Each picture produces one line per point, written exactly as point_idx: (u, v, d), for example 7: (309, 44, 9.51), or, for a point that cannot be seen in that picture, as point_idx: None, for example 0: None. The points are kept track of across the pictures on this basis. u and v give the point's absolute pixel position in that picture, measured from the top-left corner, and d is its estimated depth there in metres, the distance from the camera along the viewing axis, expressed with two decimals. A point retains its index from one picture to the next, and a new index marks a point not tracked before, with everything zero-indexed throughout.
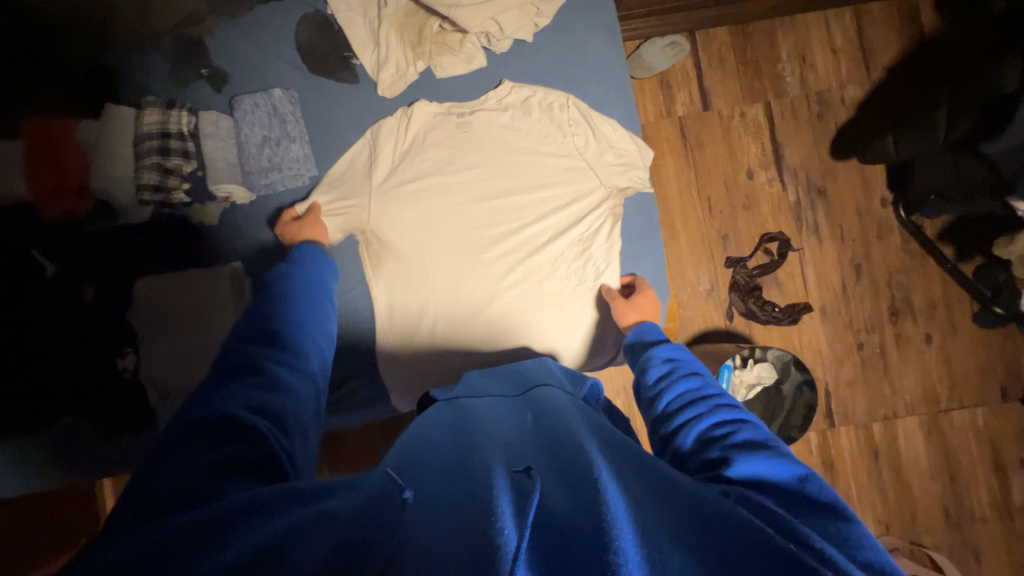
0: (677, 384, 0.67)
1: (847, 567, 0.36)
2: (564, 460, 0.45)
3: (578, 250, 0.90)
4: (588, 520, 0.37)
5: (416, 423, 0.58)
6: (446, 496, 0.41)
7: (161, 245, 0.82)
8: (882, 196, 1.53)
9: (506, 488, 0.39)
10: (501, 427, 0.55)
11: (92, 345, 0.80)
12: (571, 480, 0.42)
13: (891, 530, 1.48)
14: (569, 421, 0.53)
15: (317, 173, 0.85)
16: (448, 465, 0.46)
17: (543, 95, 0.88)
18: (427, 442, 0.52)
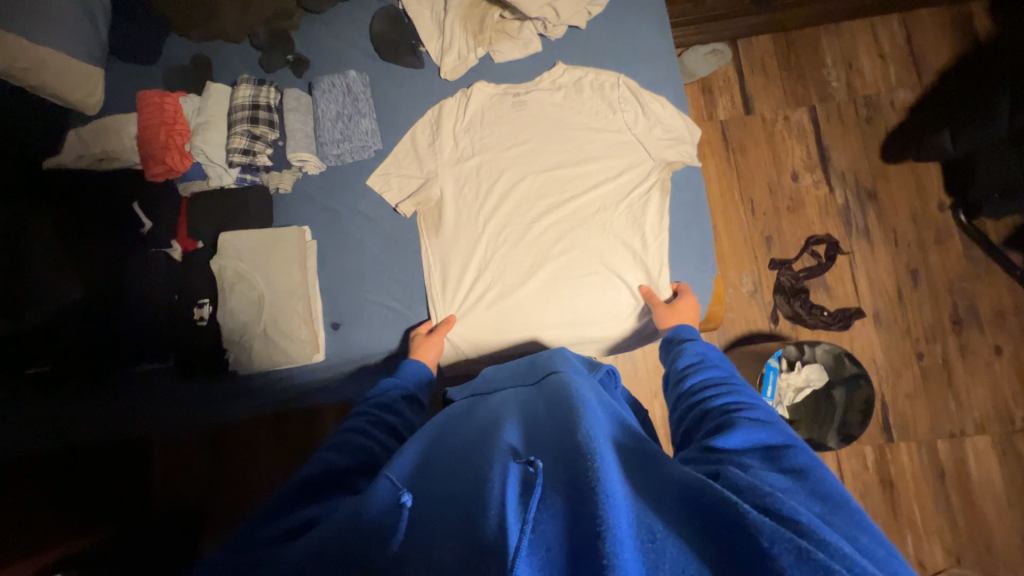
0: (705, 373, 0.71)
1: (829, 543, 0.38)
2: (562, 441, 0.50)
3: (630, 223, 0.92)
4: (579, 507, 0.41)
5: (450, 421, 0.65)
6: (466, 495, 0.47)
7: (241, 209, 0.90)
8: (939, 200, 1.48)
9: (515, 485, 0.45)
10: (517, 418, 0.59)
11: (176, 296, 0.90)
12: (570, 468, 0.46)
13: (963, 561, 1.34)
14: (572, 400, 0.57)
15: (382, 147, 0.92)
16: (468, 465, 0.52)
17: (595, 75, 0.93)
18: (457, 442, 0.58)
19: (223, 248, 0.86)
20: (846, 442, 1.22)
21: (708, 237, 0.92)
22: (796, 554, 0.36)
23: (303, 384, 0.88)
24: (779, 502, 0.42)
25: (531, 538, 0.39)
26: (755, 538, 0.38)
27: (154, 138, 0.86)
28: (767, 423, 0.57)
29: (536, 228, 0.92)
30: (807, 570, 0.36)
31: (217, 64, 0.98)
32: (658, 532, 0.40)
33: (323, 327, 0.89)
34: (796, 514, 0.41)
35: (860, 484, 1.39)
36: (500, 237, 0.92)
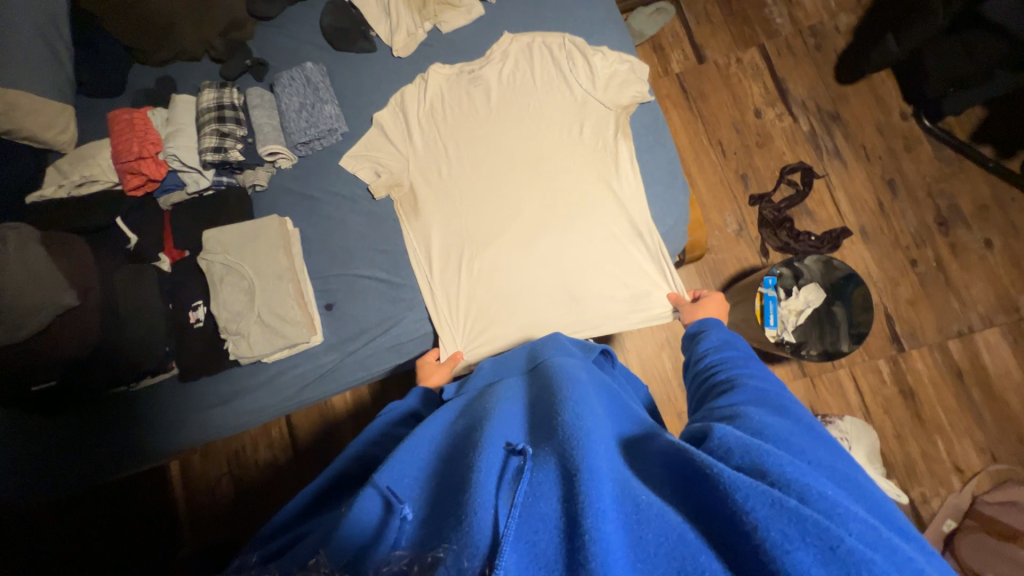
0: (722, 351, 0.71)
1: (811, 495, 0.40)
2: (549, 425, 0.51)
3: (605, 180, 0.93)
4: (565, 486, 0.42)
5: (453, 411, 0.66)
6: (456, 484, 0.47)
7: (219, 210, 0.92)
8: (901, 110, 1.51)
9: (508, 474, 0.46)
10: (518, 403, 0.60)
11: (173, 300, 0.92)
12: (562, 449, 0.46)
13: (998, 457, 1.32)
14: (560, 382, 0.58)
15: (348, 129, 0.95)
16: (460, 452, 0.52)
17: (542, 39, 0.97)
18: (454, 431, 0.58)
19: (208, 245, 0.88)
20: (859, 340, 1.22)
21: (674, 158, 0.94)
22: (771, 505, 0.39)
23: (305, 372, 0.90)
24: (763, 457, 0.44)
25: (518, 523, 0.41)
26: (732, 495, 0.40)
27: (128, 151, 0.88)
28: (774, 389, 0.58)
29: (517, 212, 0.92)
30: (783, 518, 0.38)
31: (181, 84, 1.02)
32: (644, 503, 0.42)
33: (318, 310, 0.91)
34: (770, 465, 0.43)
35: (880, 399, 1.38)
36: (486, 229, 0.92)
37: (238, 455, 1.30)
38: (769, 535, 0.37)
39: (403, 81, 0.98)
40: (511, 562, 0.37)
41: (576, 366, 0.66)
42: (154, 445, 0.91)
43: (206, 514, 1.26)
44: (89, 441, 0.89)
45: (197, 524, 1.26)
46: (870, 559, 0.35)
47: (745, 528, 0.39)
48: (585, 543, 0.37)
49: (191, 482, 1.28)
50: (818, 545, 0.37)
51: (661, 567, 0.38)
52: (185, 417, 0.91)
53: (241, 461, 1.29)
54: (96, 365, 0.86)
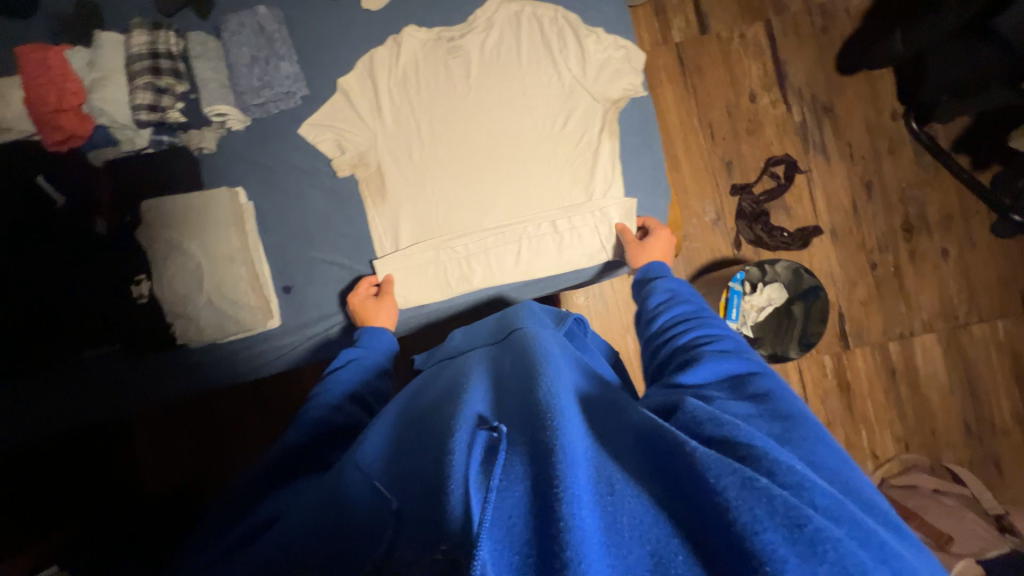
0: (674, 308, 0.74)
1: (780, 471, 0.42)
2: (524, 403, 0.53)
3: (580, 180, 0.89)
4: (539, 468, 0.44)
5: (431, 393, 0.68)
6: (433, 474, 0.49)
7: (162, 173, 0.84)
8: (893, 109, 1.48)
9: (481, 450, 0.48)
10: (491, 386, 0.61)
11: (110, 270, 0.85)
12: (535, 435, 0.47)
13: (910, 447, 1.48)
14: (532, 357, 0.60)
15: (308, 92, 0.85)
16: (436, 438, 0.53)
17: (532, 9, 0.88)
18: (434, 412, 0.60)
19: (147, 214, 0.80)
20: (807, 348, 1.30)
21: (659, 160, 0.91)
22: (740, 485, 0.40)
23: (262, 351, 0.87)
24: (737, 431, 0.47)
25: (494, 509, 0.42)
26: (705, 475, 0.42)
27: (43, 102, 0.77)
28: (729, 356, 0.62)
29: (489, 204, 0.88)
30: (753, 498, 0.40)
31: (107, 11, 0.86)
32: (617, 483, 0.44)
33: (275, 292, 0.86)
34: (747, 441, 0.46)
35: (819, 390, 1.49)
36: (457, 216, 0.88)
37: (198, 409, 1.23)
38: (740, 516, 0.39)
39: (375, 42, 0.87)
40: (488, 550, 0.38)
41: (549, 338, 0.68)
42: (98, 416, 0.87)
43: (164, 461, 1.22)
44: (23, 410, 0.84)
45: (160, 471, 1.22)
46: (832, 533, 0.37)
47: (717, 507, 0.40)
48: (560, 529, 0.38)
49: (152, 433, 1.22)
50: (787, 525, 0.38)
51: (635, 549, 0.39)
52: (125, 393, 0.86)
53: (207, 416, 1.23)
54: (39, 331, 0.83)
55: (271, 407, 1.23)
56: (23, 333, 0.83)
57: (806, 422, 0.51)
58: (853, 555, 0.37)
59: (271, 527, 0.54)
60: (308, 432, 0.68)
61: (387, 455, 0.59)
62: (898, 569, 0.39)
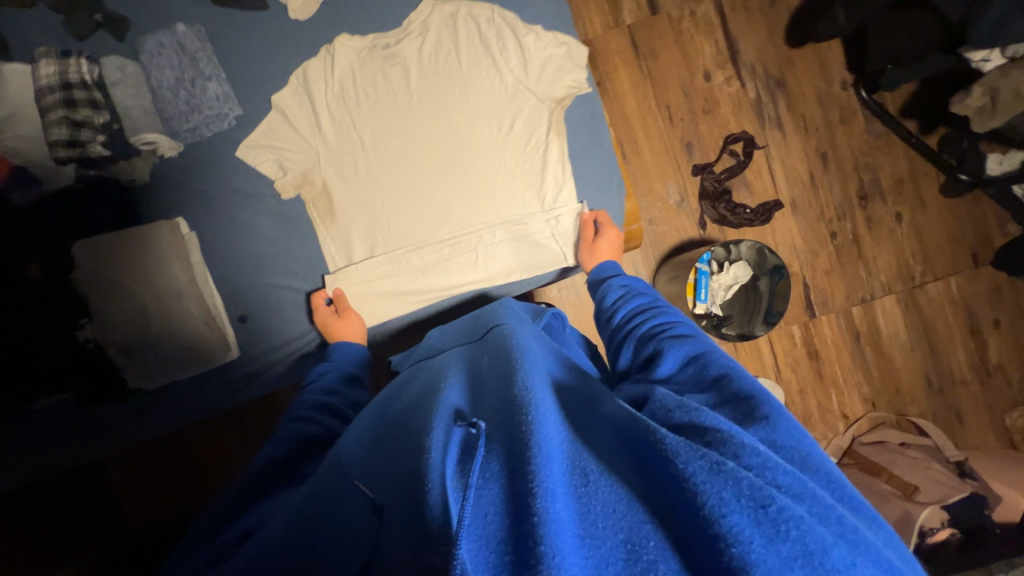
0: (632, 302, 0.78)
1: (747, 449, 0.43)
2: (502, 399, 0.53)
3: (533, 178, 0.94)
4: (515, 465, 0.44)
5: (410, 394, 0.68)
6: (409, 478, 0.49)
7: (95, 209, 0.83)
8: (842, 79, 1.50)
9: (456, 449, 0.48)
10: (468, 382, 0.62)
11: (43, 319, 0.82)
12: (511, 430, 0.47)
13: (877, 405, 1.55)
14: (509, 353, 0.62)
15: (241, 111, 0.87)
16: (413, 440, 0.53)
17: (468, 9, 0.91)
18: (411, 413, 0.61)
19: (78, 258, 0.81)
20: (772, 324, 1.34)
21: (607, 155, 0.98)
22: (708, 469, 0.41)
23: (225, 387, 0.89)
24: (702, 416, 0.47)
25: (472, 509, 0.41)
26: (674, 461, 0.42)
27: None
28: (687, 340, 0.64)
29: (448, 206, 0.92)
30: (720, 481, 0.40)
31: (15, 41, 0.82)
32: (592, 473, 0.43)
33: (231, 322, 0.89)
34: (710, 424, 0.46)
35: (790, 360, 1.53)
36: (419, 221, 0.92)
37: (173, 440, 1.19)
38: (707, 499, 0.39)
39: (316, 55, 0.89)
40: (468, 550, 0.37)
41: (526, 332, 0.69)
42: (58, 463, 0.85)
43: (141, 498, 1.18)
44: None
45: (143, 505, 1.17)
46: (794, 513, 0.38)
47: (687, 493, 0.40)
48: (534, 524, 0.38)
49: (131, 472, 1.17)
50: (752, 505, 0.39)
51: (608, 539, 0.39)
52: (76, 441, 0.85)
53: (184, 446, 1.20)
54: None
55: (247, 433, 1.21)
56: None
57: (768, 399, 0.52)
58: (814, 533, 0.38)
59: (249, 545, 0.53)
60: (285, 449, 0.68)
61: (367, 463, 0.58)
62: (855, 546, 0.39)
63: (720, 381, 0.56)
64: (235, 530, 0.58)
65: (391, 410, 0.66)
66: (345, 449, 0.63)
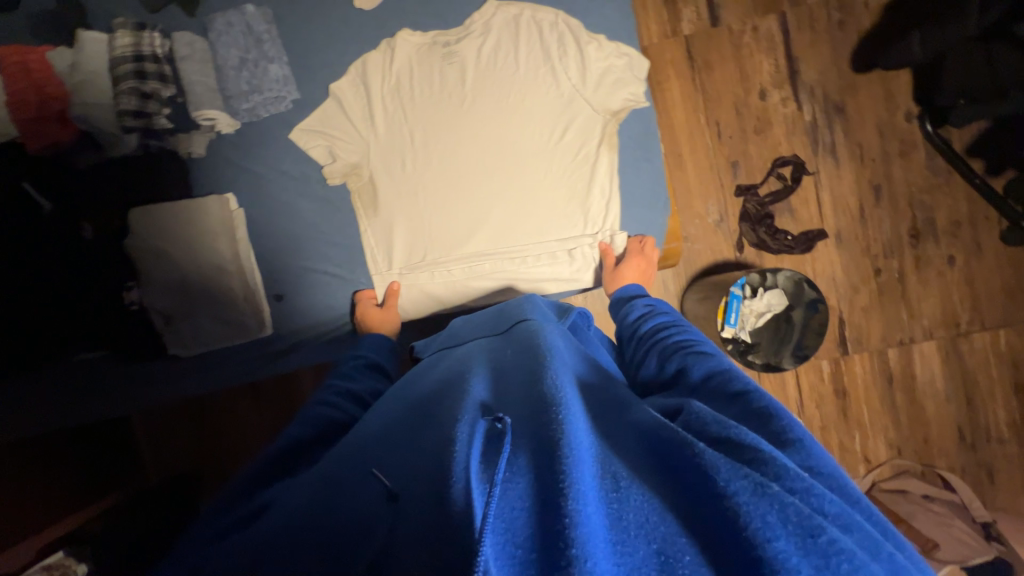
0: (656, 319, 0.78)
1: (792, 470, 0.41)
2: (530, 397, 0.54)
3: (578, 187, 0.96)
4: (544, 463, 0.44)
5: (433, 382, 0.70)
6: (433, 464, 0.49)
7: (154, 176, 0.91)
8: (907, 110, 1.43)
9: (482, 438, 0.49)
10: (496, 376, 0.64)
11: (98, 278, 0.91)
12: (541, 429, 0.48)
13: (903, 453, 1.49)
14: (537, 351, 0.63)
15: (299, 96, 0.92)
16: (439, 428, 0.54)
17: (532, 12, 0.93)
18: (437, 400, 0.62)
19: (134, 224, 0.87)
20: (801, 360, 1.29)
21: (659, 172, 0.98)
22: (752, 490, 0.40)
23: (255, 358, 0.94)
24: (743, 434, 0.45)
25: (498, 503, 0.41)
26: (714, 478, 0.41)
27: (26, 104, 0.82)
28: (709, 356, 0.63)
29: (492, 206, 0.94)
30: (764, 503, 0.39)
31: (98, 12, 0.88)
32: (622, 479, 0.43)
33: (267, 299, 0.94)
34: (754, 444, 0.44)
35: (816, 396, 1.49)
36: (462, 217, 0.94)
37: (198, 403, 1.24)
38: (751, 521, 0.38)
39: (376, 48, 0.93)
40: (491, 544, 0.38)
41: (553, 333, 0.70)
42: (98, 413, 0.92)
43: (164, 456, 1.24)
44: (56, 398, 0.93)
45: (164, 458, 1.24)
46: (847, 547, 0.36)
47: (728, 511, 0.39)
48: (567, 524, 0.38)
49: (155, 427, 1.23)
50: (799, 533, 0.37)
51: (640, 548, 0.38)
52: (112, 393, 0.94)
53: (208, 411, 1.24)
54: (35, 331, 0.88)
55: (267, 406, 1.24)
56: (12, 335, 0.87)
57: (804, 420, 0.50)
58: (867, 567, 0.36)
59: (262, 517, 0.53)
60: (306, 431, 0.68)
61: (385, 444, 0.59)
62: None
63: (744, 397, 0.53)
64: (248, 502, 0.58)
65: (410, 398, 0.69)
66: (365, 430, 0.64)
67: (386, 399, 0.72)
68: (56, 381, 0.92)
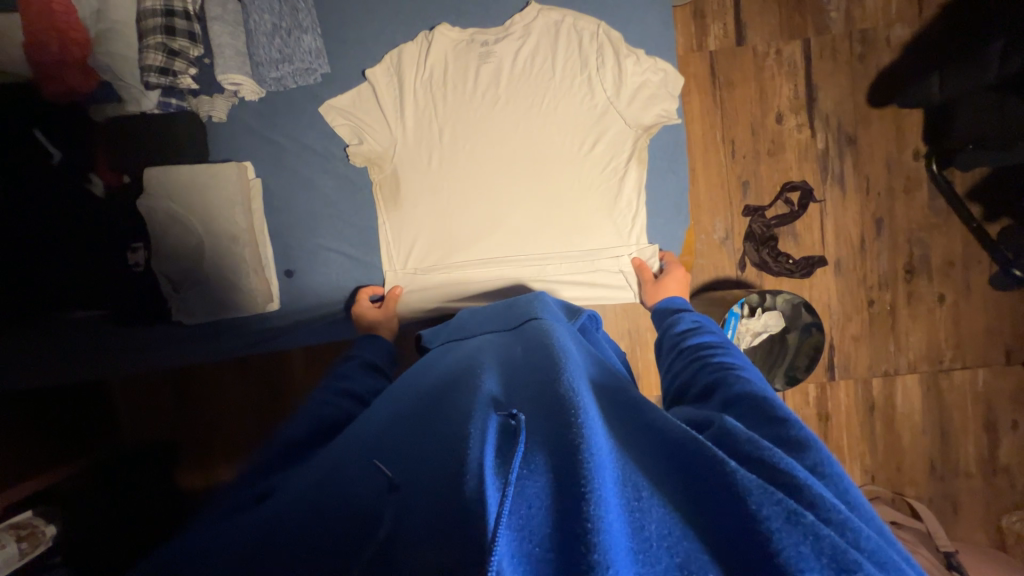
0: (701, 335, 0.78)
1: (824, 501, 0.43)
2: (544, 396, 0.54)
3: (601, 199, 1.00)
4: (563, 465, 0.44)
5: (442, 371, 0.71)
6: (444, 459, 0.49)
7: (177, 140, 0.92)
8: (916, 148, 1.47)
9: (496, 435, 0.49)
10: (509, 371, 0.64)
11: (104, 236, 0.90)
12: (558, 428, 0.48)
13: (875, 479, 1.54)
14: (549, 350, 0.64)
15: (328, 69, 0.93)
16: (451, 422, 0.54)
17: (574, 20, 0.95)
18: (449, 393, 0.62)
19: (150, 184, 0.86)
20: (791, 382, 1.35)
21: (682, 189, 1.03)
22: (785, 517, 0.40)
23: (252, 334, 0.96)
24: (777, 457, 0.46)
25: (513, 501, 0.40)
26: (746, 500, 0.42)
27: (47, 45, 0.79)
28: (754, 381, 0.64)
29: (517, 208, 0.99)
30: (797, 533, 0.39)
31: None
32: (644, 491, 0.44)
33: (277, 275, 0.98)
34: (786, 468, 0.45)
35: (799, 417, 1.52)
36: (488, 215, 0.99)
37: (185, 372, 1.20)
38: (784, 550, 0.38)
39: (409, 30, 0.96)
40: (505, 543, 0.37)
41: (565, 333, 0.71)
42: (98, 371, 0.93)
43: (140, 430, 1.18)
44: (49, 353, 0.91)
45: (143, 426, 1.19)
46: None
47: (759, 535, 0.40)
48: (589, 529, 0.38)
49: (136, 394, 1.19)
50: (834, 566, 0.38)
51: (662, 559, 0.39)
52: (109, 353, 0.93)
53: (196, 381, 1.21)
54: (42, 283, 0.89)
55: (257, 381, 1.21)
56: (16, 284, 0.88)
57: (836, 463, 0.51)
58: None
59: (266, 501, 0.53)
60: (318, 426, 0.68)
61: (391, 432, 0.58)
62: None
63: (783, 423, 0.54)
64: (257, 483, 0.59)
65: (417, 389, 0.68)
66: (371, 422, 0.63)
67: (393, 391, 0.72)
68: (50, 336, 0.90)
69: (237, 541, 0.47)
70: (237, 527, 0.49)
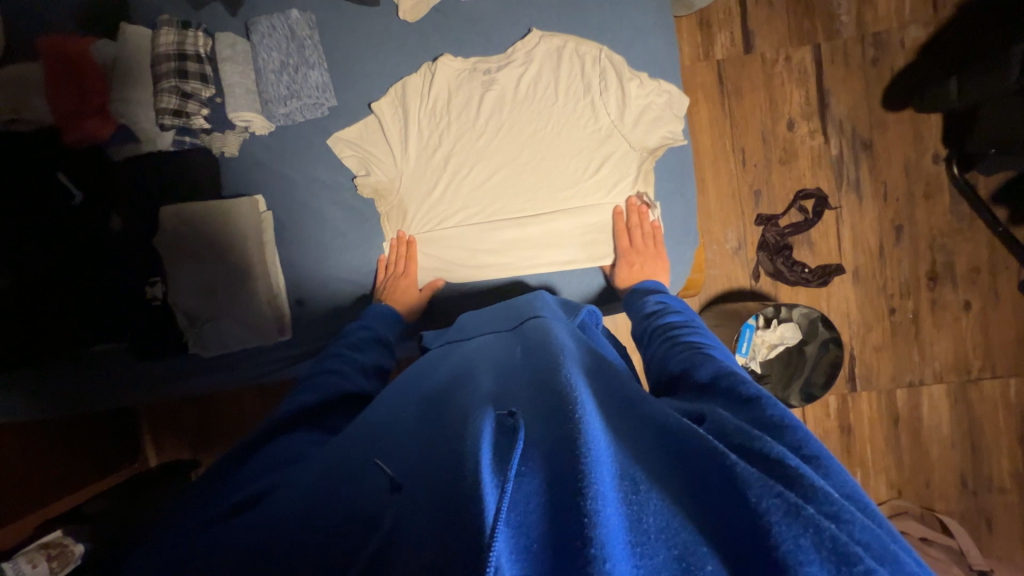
0: (668, 317, 0.81)
1: (827, 489, 0.41)
2: (543, 394, 0.54)
3: (600, 221, 1.01)
4: (564, 459, 0.43)
5: (444, 371, 0.71)
6: (439, 463, 0.48)
7: (192, 174, 0.95)
8: (935, 152, 1.42)
9: (491, 428, 0.49)
10: (506, 370, 0.64)
11: (125, 270, 0.95)
12: (556, 425, 0.47)
13: (903, 494, 1.48)
14: (547, 348, 0.63)
15: (335, 102, 0.96)
16: (445, 427, 0.53)
17: (576, 45, 0.97)
18: (449, 395, 0.61)
19: (164, 224, 0.91)
20: (808, 400, 1.31)
21: (691, 208, 1.03)
22: (785, 510, 0.39)
23: (263, 363, 0.98)
24: (774, 448, 0.45)
25: (510, 497, 0.40)
26: (746, 492, 0.41)
27: (71, 102, 0.87)
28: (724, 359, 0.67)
29: (518, 229, 1.00)
30: (798, 526, 0.38)
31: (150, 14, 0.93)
32: (642, 485, 0.42)
33: (288, 302, 0.99)
34: (785, 460, 0.43)
35: (821, 430, 1.48)
36: (491, 238, 1.00)
37: (205, 397, 1.24)
38: (783, 544, 0.37)
39: (413, 62, 0.98)
40: (502, 541, 0.37)
41: (564, 331, 0.70)
42: (126, 398, 0.97)
43: (168, 447, 1.25)
44: (78, 380, 0.95)
45: (168, 442, 1.24)
46: None
47: (756, 528, 0.39)
48: (586, 524, 0.37)
49: (159, 417, 1.24)
50: (834, 560, 0.36)
51: (660, 552, 0.38)
52: (132, 385, 0.97)
53: (214, 402, 1.24)
54: (61, 319, 0.92)
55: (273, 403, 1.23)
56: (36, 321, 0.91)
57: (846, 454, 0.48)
58: None
59: (264, 501, 0.54)
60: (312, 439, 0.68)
61: (390, 434, 0.58)
62: None
63: (752, 403, 0.54)
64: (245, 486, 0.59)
65: (420, 389, 0.68)
66: (374, 416, 0.64)
67: (395, 388, 0.72)
68: (76, 366, 0.94)
69: (239, 543, 0.48)
70: (235, 537, 0.49)
